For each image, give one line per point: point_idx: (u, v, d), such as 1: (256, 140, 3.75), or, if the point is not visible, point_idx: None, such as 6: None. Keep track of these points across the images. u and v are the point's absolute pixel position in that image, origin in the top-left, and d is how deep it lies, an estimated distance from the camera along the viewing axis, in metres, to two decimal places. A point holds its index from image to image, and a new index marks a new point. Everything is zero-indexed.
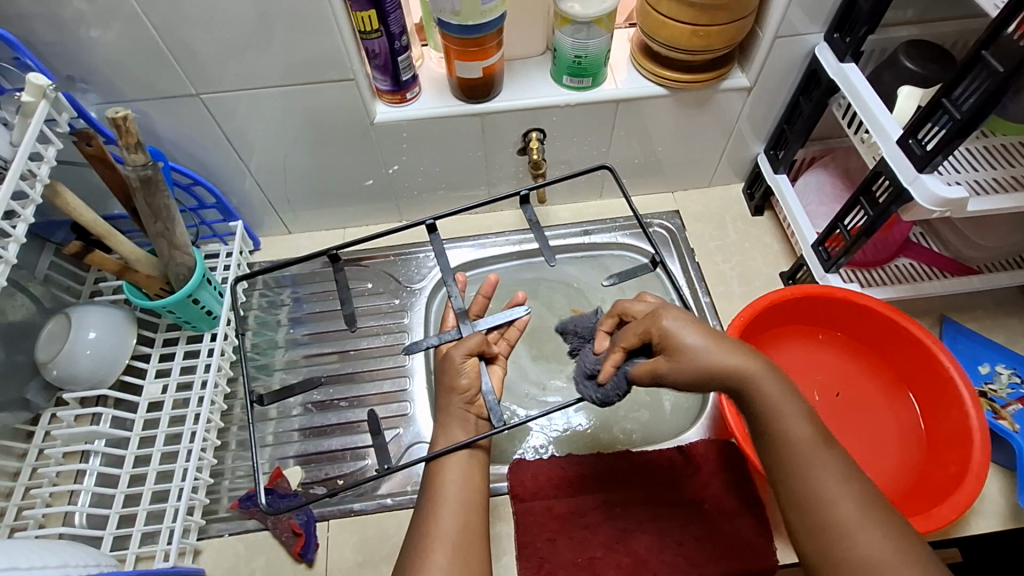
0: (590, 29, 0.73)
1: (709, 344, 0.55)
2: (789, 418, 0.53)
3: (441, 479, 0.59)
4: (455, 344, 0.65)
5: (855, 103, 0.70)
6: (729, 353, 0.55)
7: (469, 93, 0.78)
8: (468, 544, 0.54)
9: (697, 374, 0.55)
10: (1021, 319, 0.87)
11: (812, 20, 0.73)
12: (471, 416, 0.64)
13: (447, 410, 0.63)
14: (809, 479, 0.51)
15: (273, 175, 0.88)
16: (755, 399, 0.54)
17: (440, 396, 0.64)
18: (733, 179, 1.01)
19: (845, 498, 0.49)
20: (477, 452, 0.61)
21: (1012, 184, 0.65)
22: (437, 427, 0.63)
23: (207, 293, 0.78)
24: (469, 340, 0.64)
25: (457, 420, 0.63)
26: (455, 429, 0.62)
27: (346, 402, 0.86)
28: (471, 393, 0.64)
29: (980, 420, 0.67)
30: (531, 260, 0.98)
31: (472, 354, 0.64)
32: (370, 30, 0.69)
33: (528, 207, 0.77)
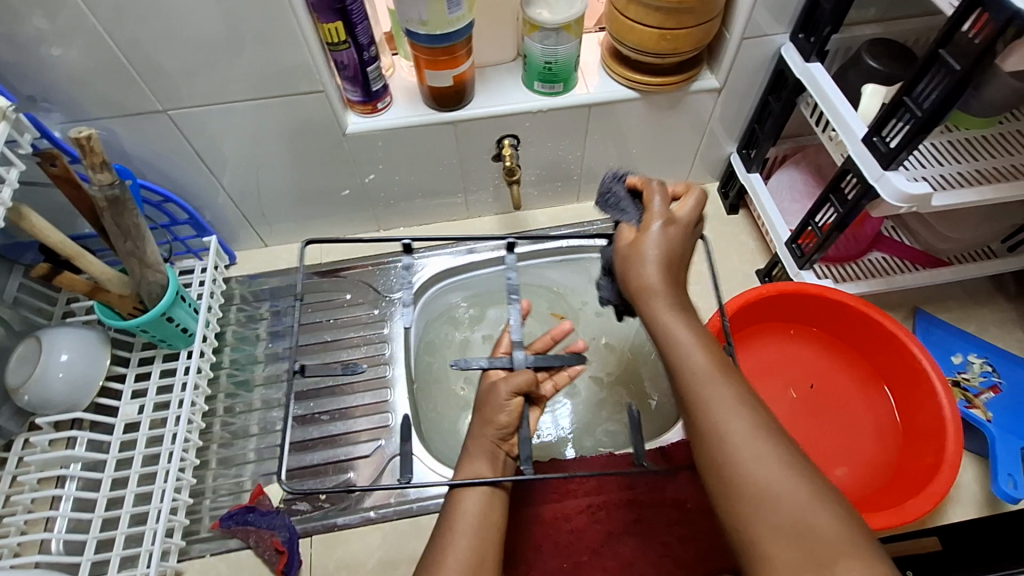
0: (559, 36, 0.73)
1: (644, 262, 0.55)
2: (688, 345, 0.51)
3: (462, 506, 0.56)
4: (505, 378, 0.63)
5: (821, 103, 0.71)
6: (653, 276, 0.54)
7: (441, 101, 0.78)
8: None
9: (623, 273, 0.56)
10: (991, 309, 0.89)
11: (777, 21, 0.74)
12: (501, 452, 0.62)
13: (477, 440, 0.61)
14: (705, 416, 0.48)
15: (246, 188, 0.87)
16: (660, 326, 0.53)
17: (475, 425, 0.62)
18: (707, 178, 1.02)
19: (744, 432, 0.46)
20: (500, 491, 0.58)
21: (976, 178, 0.66)
22: (462, 453, 0.61)
23: (182, 310, 0.77)
24: (518, 377, 0.62)
25: (485, 455, 0.60)
26: (481, 461, 0.60)
27: (328, 416, 0.85)
28: (507, 432, 0.62)
29: (953, 411, 0.68)
30: None
31: (519, 393, 0.63)
32: (338, 41, 0.68)
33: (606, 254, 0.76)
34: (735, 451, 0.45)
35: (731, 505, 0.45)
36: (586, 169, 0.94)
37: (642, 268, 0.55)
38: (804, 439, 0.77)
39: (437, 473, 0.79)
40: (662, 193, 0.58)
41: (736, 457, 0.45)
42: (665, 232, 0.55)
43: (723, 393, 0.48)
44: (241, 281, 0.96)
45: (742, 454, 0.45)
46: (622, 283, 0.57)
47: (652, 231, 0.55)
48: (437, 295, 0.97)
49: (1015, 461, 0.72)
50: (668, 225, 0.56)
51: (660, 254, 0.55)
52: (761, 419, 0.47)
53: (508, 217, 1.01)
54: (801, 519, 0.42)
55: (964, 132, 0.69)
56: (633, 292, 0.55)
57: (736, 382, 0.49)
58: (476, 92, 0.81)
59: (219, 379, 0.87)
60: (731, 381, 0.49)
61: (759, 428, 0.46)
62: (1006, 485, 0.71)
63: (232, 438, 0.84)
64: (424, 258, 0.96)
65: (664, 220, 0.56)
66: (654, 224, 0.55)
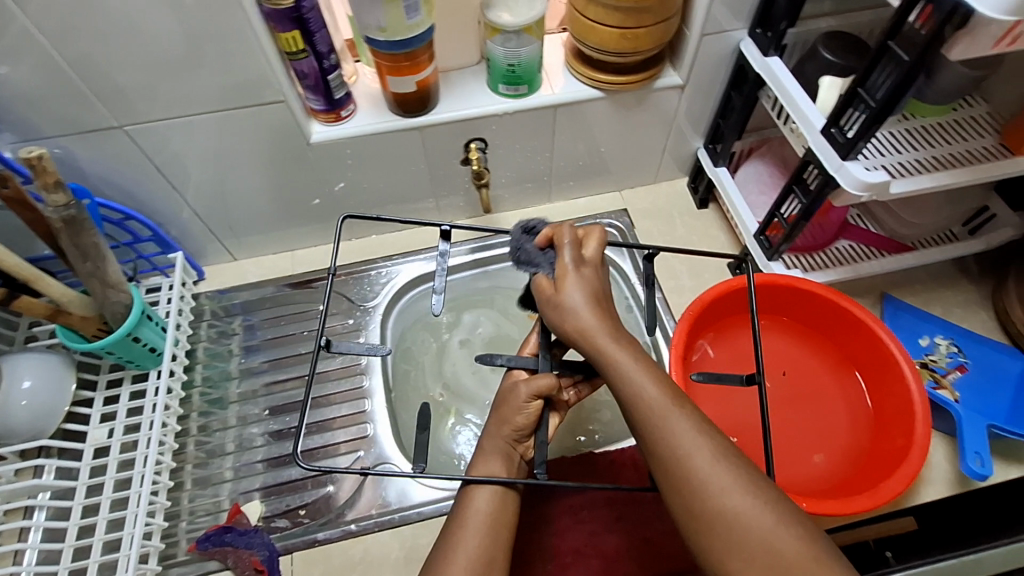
0: (520, 38, 0.75)
1: (572, 309, 0.55)
2: (637, 380, 0.51)
3: (471, 504, 0.57)
4: (527, 380, 0.62)
5: (781, 96, 0.72)
6: (587, 319, 0.54)
7: (405, 107, 0.78)
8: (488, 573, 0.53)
9: (557, 324, 0.56)
10: (954, 291, 0.91)
11: (735, 16, 0.75)
12: (515, 454, 0.62)
13: (493, 438, 0.62)
14: (669, 451, 0.48)
15: (212, 202, 0.85)
16: (609, 364, 0.53)
17: (492, 423, 0.63)
18: (677, 174, 1.03)
19: (706, 463, 0.47)
20: (512, 493, 0.58)
21: (933, 164, 0.68)
22: (477, 452, 0.61)
23: (149, 329, 0.76)
24: (539, 380, 0.61)
25: (499, 454, 0.61)
26: (495, 461, 0.60)
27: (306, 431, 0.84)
28: (522, 434, 0.62)
29: (920, 392, 0.70)
30: (488, 267, 0.97)
31: (538, 397, 0.61)
32: (297, 51, 0.68)
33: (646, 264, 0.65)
34: (701, 484, 0.47)
35: (700, 537, 0.46)
36: (556, 169, 0.94)
37: (569, 315, 0.55)
38: (780, 429, 0.78)
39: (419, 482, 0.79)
40: (571, 237, 0.59)
41: (703, 490, 0.46)
42: (577, 274, 0.57)
43: (681, 425, 0.49)
44: (211, 297, 0.94)
45: (710, 488, 0.46)
46: (559, 334, 0.56)
47: (565, 275, 0.56)
48: (412, 302, 0.96)
49: (982, 438, 0.74)
50: (579, 267, 0.57)
51: (584, 297, 0.55)
52: (721, 448, 0.48)
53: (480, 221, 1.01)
54: (770, 545, 0.44)
55: (919, 119, 0.71)
56: (573, 338, 0.55)
57: (693, 412, 0.50)
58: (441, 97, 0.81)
59: (191, 398, 0.85)
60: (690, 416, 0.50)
61: (721, 462, 0.47)
62: (974, 463, 0.72)
63: (207, 458, 0.82)
64: (398, 265, 0.96)
65: (576, 263, 0.57)
66: (569, 270, 0.57)
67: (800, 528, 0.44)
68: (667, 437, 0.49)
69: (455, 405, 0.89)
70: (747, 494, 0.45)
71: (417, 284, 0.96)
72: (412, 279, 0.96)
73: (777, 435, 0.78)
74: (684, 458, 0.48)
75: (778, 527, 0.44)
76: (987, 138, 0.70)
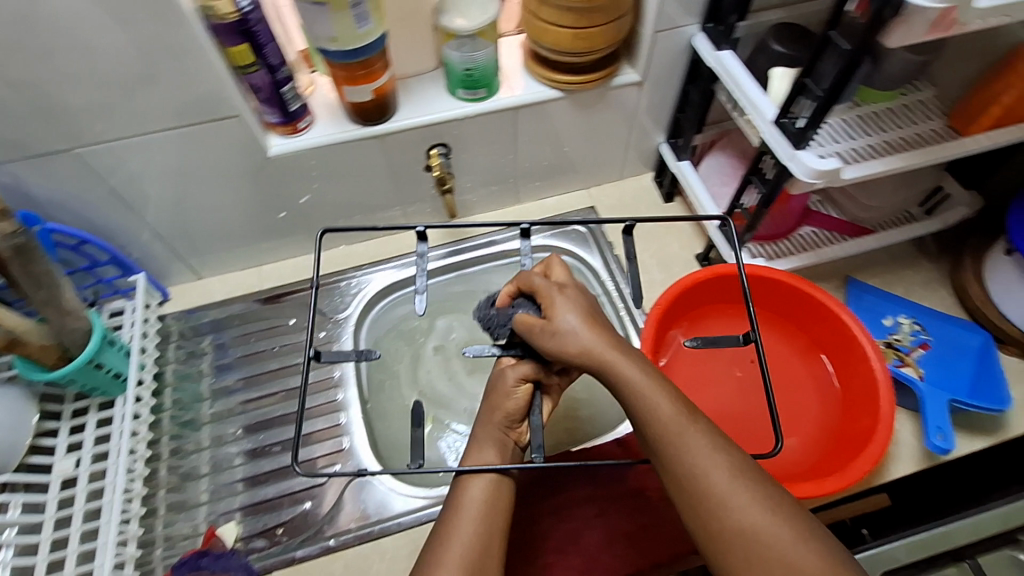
0: (474, 42, 0.75)
1: (571, 330, 0.54)
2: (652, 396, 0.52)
3: (466, 493, 0.57)
4: (513, 364, 0.61)
5: (733, 88, 0.73)
6: (588, 336, 0.54)
7: (363, 116, 0.77)
8: (483, 562, 0.53)
9: (561, 351, 0.54)
10: (914, 270, 0.93)
11: (686, 12, 0.75)
12: (509, 441, 0.61)
13: (485, 426, 0.61)
14: (688, 469, 0.50)
15: (173, 221, 0.83)
16: (619, 382, 0.53)
17: (483, 412, 0.62)
18: (642, 169, 1.04)
19: (725, 480, 0.49)
20: (507, 481, 0.58)
21: (884, 149, 0.69)
22: (471, 440, 0.60)
23: (112, 355, 0.74)
24: (525, 363, 0.60)
25: (492, 441, 0.60)
26: (489, 449, 0.59)
27: (282, 448, 0.83)
28: (515, 419, 0.61)
29: (884, 372, 0.71)
30: (464, 271, 0.97)
31: (527, 380, 0.61)
32: (248, 64, 0.67)
33: (630, 239, 0.68)
34: (720, 502, 0.48)
35: (719, 553, 0.48)
36: (522, 171, 0.95)
37: (568, 339, 0.54)
38: (754, 414, 0.80)
39: (399, 492, 0.78)
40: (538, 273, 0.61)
41: (723, 508, 0.48)
42: (563, 298, 0.57)
43: (699, 444, 0.50)
44: (178, 318, 0.92)
45: (729, 507, 0.48)
46: (565, 361, 0.55)
47: (554, 303, 0.57)
48: (385, 311, 0.96)
49: (943, 414, 0.76)
50: (563, 291, 0.58)
51: (578, 316, 0.56)
52: (738, 465, 0.50)
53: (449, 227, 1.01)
54: (791, 560, 0.46)
55: (870, 105, 0.72)
56: (579, 362, 0.54)
57: (707, 428, 0.52)
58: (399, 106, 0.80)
59: (161, 423, 0.83)
60: (706, 433, 0.51)
61: (740, 481, 0.49)
62: (941, 440, 0.75)
63: (181, 482, 0.81)
64: (369, 274, 0.95)
65: (558, 289, 0.58)
66: (555, 296, 0.57)
67: (821, 544, 0.46)
68: (685, 454, 0.50)
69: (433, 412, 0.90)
70: (767, 513, 0.47)
71: (390, 292, 0.96)
72: (384, 288, 0.95)
73: (750, 420, 0.79)
74: (702, 476, 0.49)
75: (798, 542, 0.46)
76: (936, 121, 0.72)
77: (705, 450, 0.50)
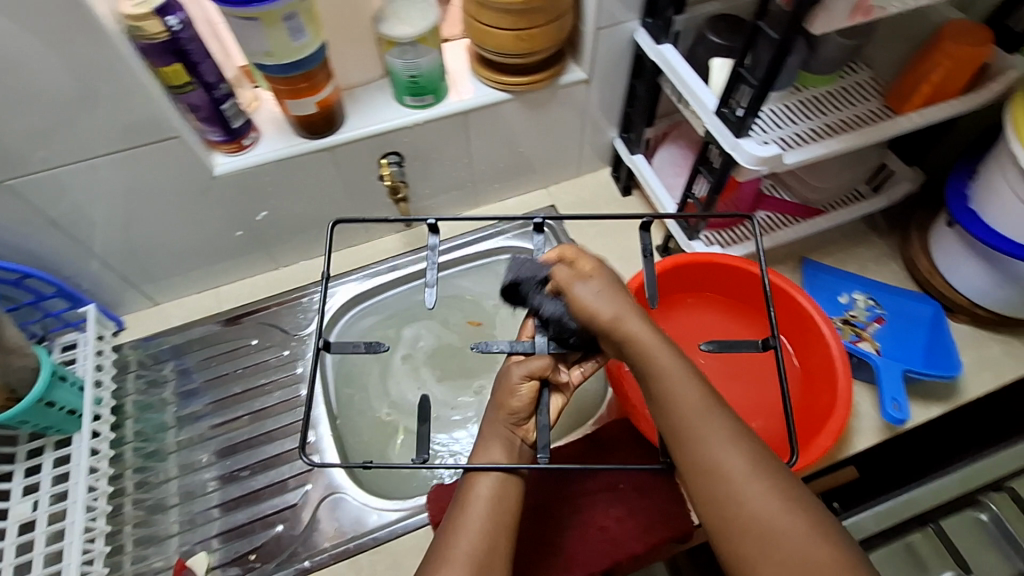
0: (417, 49, 0.74)
1: (609, 292, 0.55)
2: (677, 380, 0.53)
3: (473, 490, 0.56)
4: (522, 361, 0.61)
5: (675, 81, 0.74)
6: (623, 302, 0.55)
7: (311, 129, 0.76)
8: (490, 561, 0.52)
9: (598, 313, 0.55)
10: (865, 247, 0.96)
11: (625, 8, 0.76)
12: (517, 438, 0.61)
13: (491, 424, 0.61)
14: (707, 457, 0.50)
15: (121, 249, 0.81)
16: (644, 363, 0.54)
17: (489, 411, 0.62)
18: (599, 165, 1.04)
19: (744, 471, 0.48)
20: (516, 479, 0.57)
21: (822, 132, 0.71)
22: (477, 438, 0.60)
23: (64, 391, 0.72)
24: (533, 361, 0.60)
25: (499, 439, 0.59)
26: (496, 447, 0.59)
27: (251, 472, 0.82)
28: (520, 417, 0.61)
29: (840, 351, 0.73)
30: (431, 276, 0.96)
31: (533, 377, 0.60)
32: (183, 83, 0.66)
33: (647, 236, 0.62)
34: (736, 493, 0.48)
35: (732, 544, 0.47)
36: (478, 174, 0.95)
37: (605, 303, 0.55)
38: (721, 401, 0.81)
39: (374, 506, 0.78)
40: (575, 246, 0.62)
41: (739, 499, 0.48)
42: (603, 266, 0.59)
43: (720, 434, 0.50)
44: (136, 346, 0.90)
45: (745, 498, 0.47)
46: (601, 324, 0.55)
47: (594, 269, 0.58)
48: (353, 324, 0.94)
49: (898, 385, 0.78)
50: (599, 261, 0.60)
51: (613, 284, 0.57)
52: (757, 459, 0.49)
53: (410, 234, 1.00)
54: (805, 555, 0.45)
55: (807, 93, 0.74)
56: (610, 329, 0.55)
57: (731, 419, 0.51)
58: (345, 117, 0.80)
59: (124, 456, 0.81)
60: (720, 423, 0.51)
61: (757, 473, 0.48)
62: (896, 410, 0.77)
63: (148, 515, 0.78)
64: (333, 287, 0.93)
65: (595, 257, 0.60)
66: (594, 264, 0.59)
67: (836, 540, 0.45)
68: (698, 440, 0.50)
69: (403, 423, 0.89)
70: (779, 502, 0.47)
71: (357, 304, 0.94)
72: (350, 300, 0.93)
73: None
74: (713, 465, 0.49)
75: (814, 538, 0.45)
76: (872, 102, 0.75)
77: (721, 436, 0.50)
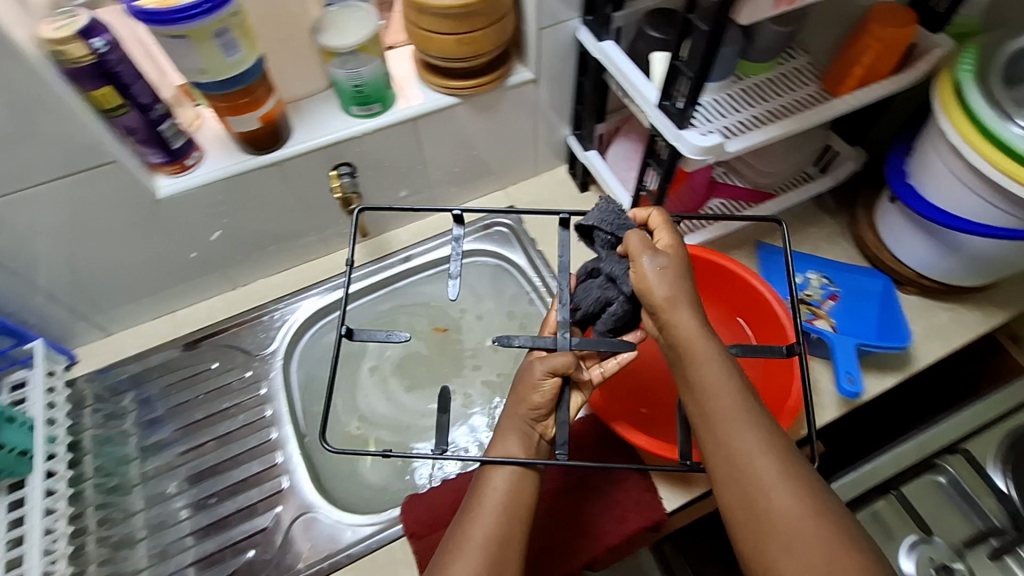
0: (358, 58, 0.73)
1: (669, 270, 0.56)
2: (713, 370, 0.52)
3: (489, 483, 0.58)
4: (544, 357, 0.62)
5: (618, 76, 0.75)
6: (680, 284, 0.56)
7: (256, 145, 0.75)
8: (502, 552, 0.54)
9: (653, 287, 0.56)
10: (817, 227, 0.98)
11: (566, 7, 0.77)
12: (534, 433, 0.63)
13: (510, 418, 0.63)
14: (737, 449, 0.49)
15: (67, 280, 0.79)
16: (682, 349, 0.54)
17: (510, 402, 0.63)
18: (555, 163, 1.05)
19: (773, 467, 0.48)
20: (533, 473, 0.59)
21: (758, 121, 0.74)
22: (496, 430, 0.62)
23: (13, 432, 0.69)
24: (556, 358, 0.61)
25: (516, 433, 0.61)
26: (513, 441, 0.61)
27: (221, 499, 0.80)
28: (540, 413, 0.63)
29: (794, 331, 0.74)
30: (392, 287, 0.96)
31: (555, 373, 0.61)
32: (115, 106, 0.64)
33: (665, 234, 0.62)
34: (763, 487, 0.47)
35: (756, 540, 0.47)
36: (435, 179, 0.94)
37: (662, 280, 0.56)
38: None
39: (347, 523, 0.76)
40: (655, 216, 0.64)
41: (765, 493, 0.47)
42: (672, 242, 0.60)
43: (750, 428, 0.50)
44: (91, 379, 0.86)
45: (771, 494, 0.47)
46: (654, 300, 0.56)
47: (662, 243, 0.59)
48: (315, 340, 0.92)
49: (852, 359, 0.81)
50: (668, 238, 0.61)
51: (677, 262, 0.58)
52: (786, 456, 0.49)
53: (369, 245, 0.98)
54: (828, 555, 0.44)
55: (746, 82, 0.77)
56: (660, 309, 0.55)
57: (761, 412, 0.51)
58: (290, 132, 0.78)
59: (85, 493, 0.78)
60: (750, 416, 0.50)
61: (786, 470, 0.48)
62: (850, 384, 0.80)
63: (114, 552, 0.76)
64: (293, 304, 0.92)
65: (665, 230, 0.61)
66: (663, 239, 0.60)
67: (860, 543, 0.45)
68: (726, 430, 0.50)
69: (373, 435, 0.87)
70: (802, 501, 0.46)
71: (319, 319, 0.92)
72: (313, 315, 0.91)
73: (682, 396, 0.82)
74: (739, 457, 0.49)
75: (837, 540, 0.44)
76: (808, 88, 0.77)
77: (750, 429, 0.50)
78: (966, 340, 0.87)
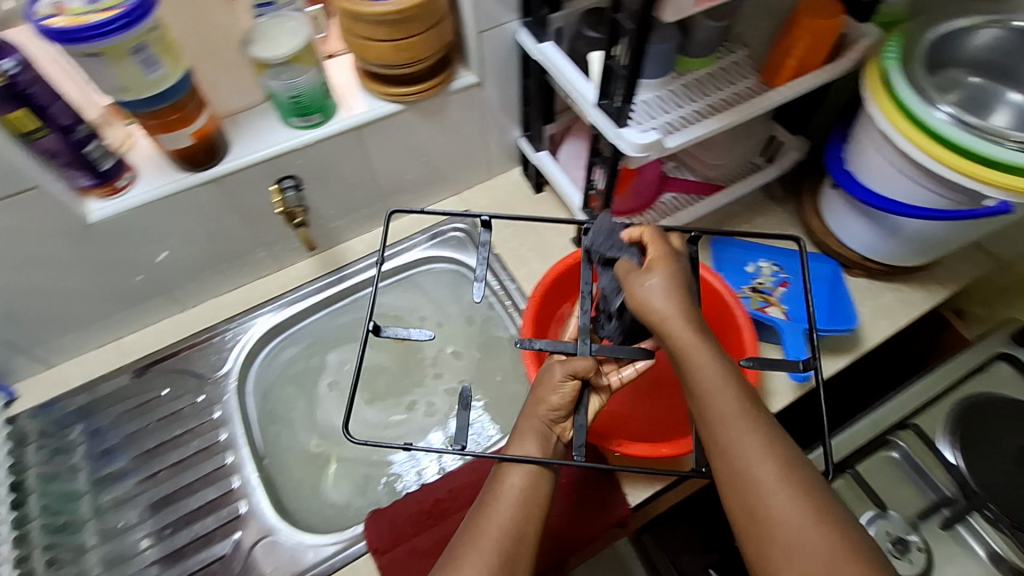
0: (292, 69, 0.75)
1: (664, 288, 0.64)
2: (716, 381, 0.59)
3: (506, 481, 0.62)
4: (563, 362, 0.67)
5: (557, 77, 0.77)
6: (681, 300, 0.63)
7: (190, 163, 0.77)
8: (518, 545, 0.58)
9: (644, 304, 0.64)
10: (764, 217, 1.02)
11: (503, 9, 0.78)
12: (552, 434, 0.67)
13: (529, 420, 0.67)
14: (736, 458, 0.56)
15: (8, 317, 0.80)
16: (688, 359, 0.61)
17: (528, 405, 0.68)
18: (509, 164, 1.05)
19: (772, 473, 0.55)
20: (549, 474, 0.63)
21: (693, 119, 0.76)
22: (513, 431, 0.66)
23: None
24: (576, 362, 0.66)
25: (534, 434, 0.65)
26: (530, 441, 0.65)
27: (197, 522, 0.81)
28: (558, 414, 0.67)
29: (745, 316, 0.80)
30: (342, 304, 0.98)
31: (575, 376, 0.66)
32: (33, 129, 0.65)
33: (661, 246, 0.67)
34: (761, 488, 0.54)
35: (756, 541, 0.53)
36: (388, 181, 0.94)
37: (657, 295, 0.63)
38: (650, 402, 0.88)
39: (309, 543, 0.78)
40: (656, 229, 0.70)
41: (764, 495, 0.54)
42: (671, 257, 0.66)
43: (751, 437, 0.56)
44: (39, 410, 0.86)
45: (772, 498, 0.54)
46: (649, 313, 0.64)
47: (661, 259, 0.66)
48: (266, 361, 0.94)
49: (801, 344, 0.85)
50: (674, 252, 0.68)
51: (679, 273, 0.66)
52: (787, 462, 0.55)
53: (321, 259, 1.00)
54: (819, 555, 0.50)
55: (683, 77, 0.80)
56: (654, 323, 0.64)
57: (765, 420, 0.58)
58: (228, 150, 0.80)
59: (37, 523, 0.78)
60: (757, 424, 0.57)
61: (785, 479, 0.54)
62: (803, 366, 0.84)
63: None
64: (245, 325, 0.93)
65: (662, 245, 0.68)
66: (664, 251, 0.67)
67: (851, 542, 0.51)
68: (735, 437, 0.57)
69: (335, 452, 0.90)
70: (799, 506, 0.53)
71: (269, 341, 0.94)
72: (264, 336, 0.93)
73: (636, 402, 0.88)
74: (746, 463, 0.55)
75: (829, 539, 0.51)
76: (738, 85, 0.81)
77: (758, 436, 0.56)
78: (910, 317, 0.94)
